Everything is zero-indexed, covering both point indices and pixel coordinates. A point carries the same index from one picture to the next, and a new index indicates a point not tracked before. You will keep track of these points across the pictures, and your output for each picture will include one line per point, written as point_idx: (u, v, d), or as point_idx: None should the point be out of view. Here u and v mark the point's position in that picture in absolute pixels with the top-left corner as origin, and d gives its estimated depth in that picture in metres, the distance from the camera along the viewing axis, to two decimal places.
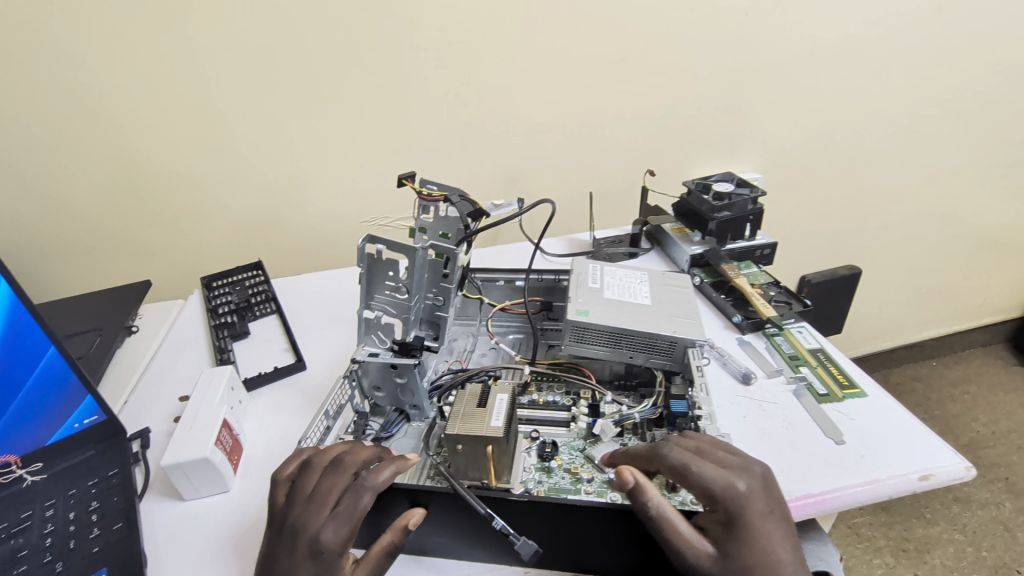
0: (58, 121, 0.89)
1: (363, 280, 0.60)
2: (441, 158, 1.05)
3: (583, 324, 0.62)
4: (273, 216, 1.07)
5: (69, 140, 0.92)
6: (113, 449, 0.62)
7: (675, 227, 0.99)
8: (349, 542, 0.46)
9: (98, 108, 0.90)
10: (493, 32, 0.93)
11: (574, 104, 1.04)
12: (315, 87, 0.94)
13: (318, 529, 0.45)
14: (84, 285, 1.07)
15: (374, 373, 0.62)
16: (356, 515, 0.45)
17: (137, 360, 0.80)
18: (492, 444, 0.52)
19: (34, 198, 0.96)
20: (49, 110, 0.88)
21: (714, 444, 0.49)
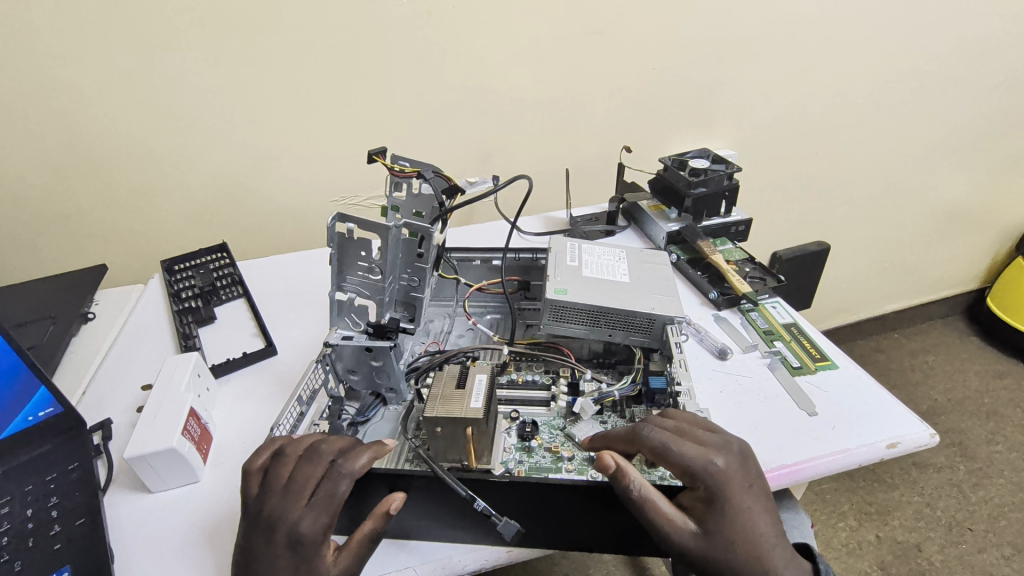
0: None
1: (334, 261, 0.58)
2: (413, 134, 1.02)
3: (561, 303, 0.61)
4: (237, 195, 1.02)
5: (9, 113, 0.85)
6: (73, 442, 0.59)
7: (652, 204, 0.98)
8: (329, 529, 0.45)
9: (40, 81, 0.83)
10: (464, 2, 0.90)
11: (550, 79, 1.02)
12: (278, 59, 0.89)
13: (296, 520, 0.44)
14: (33, 269, 1.01)
15: (349, 356, 0.60)
16: (335, 501, 0.44)
17: (95, 348, 0.76)
18: (472, 425, 0.51)
19: None
20: None
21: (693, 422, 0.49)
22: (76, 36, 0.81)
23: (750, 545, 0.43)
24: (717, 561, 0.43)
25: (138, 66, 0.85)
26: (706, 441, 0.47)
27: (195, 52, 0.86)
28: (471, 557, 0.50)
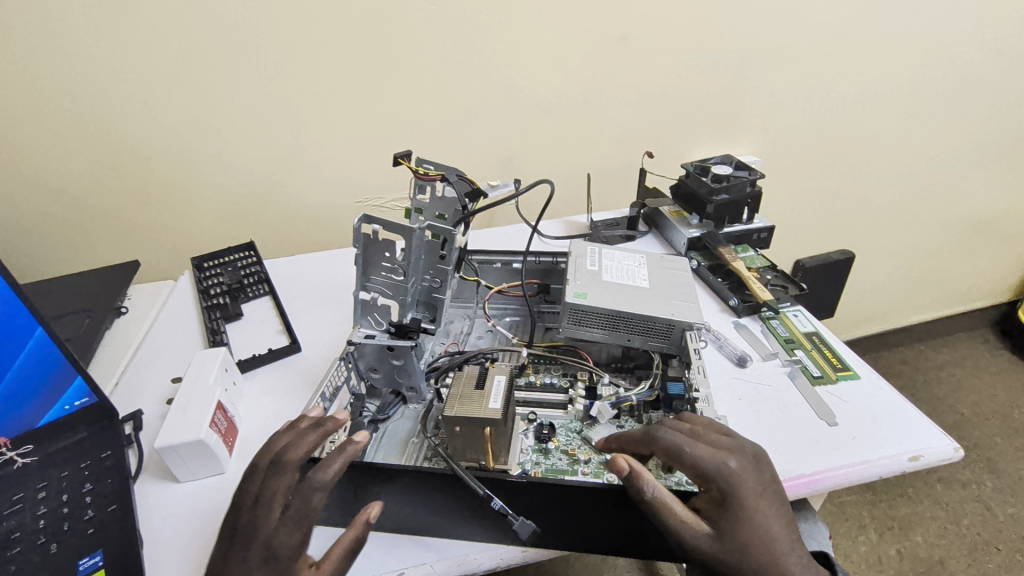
0: (41, 94, 0.86)
1: (359, 261, 0.59)
2: (437, 137, 1.04)
3: (582, 306, 0.62)
4: (265, 195, 1.05)
5: (52, 113, 0.89)
6: (105, 432, 0.61)
7: (673, 209, 0.98)
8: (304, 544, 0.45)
9: (81, 82, 0.87)
10: (490, 8, 0.91)
11: (573, 84, 1.02)
12: (307, 63, 0.91)
13: (270, 533, 0.44)
14: (69, 264, 1.05)
15: (371, 355, 0.61)
16: (308, 516, 0.44)
17: (128, 341, 0.79)
18: (491, 426, 0.52)
19: (19, 176, 0.93)
20: (31, 84, 0.85)
21: (708, 426, 0.49)
22: (116, 40, 0.84)
23: (765, 549, 0.43)
24: (731, 566, 0.43)
25: (174, 70, 0.88)
26: (717, 442, 0.47)
27: (227, 57, 0.88)
28: (488, 556, 0.50)
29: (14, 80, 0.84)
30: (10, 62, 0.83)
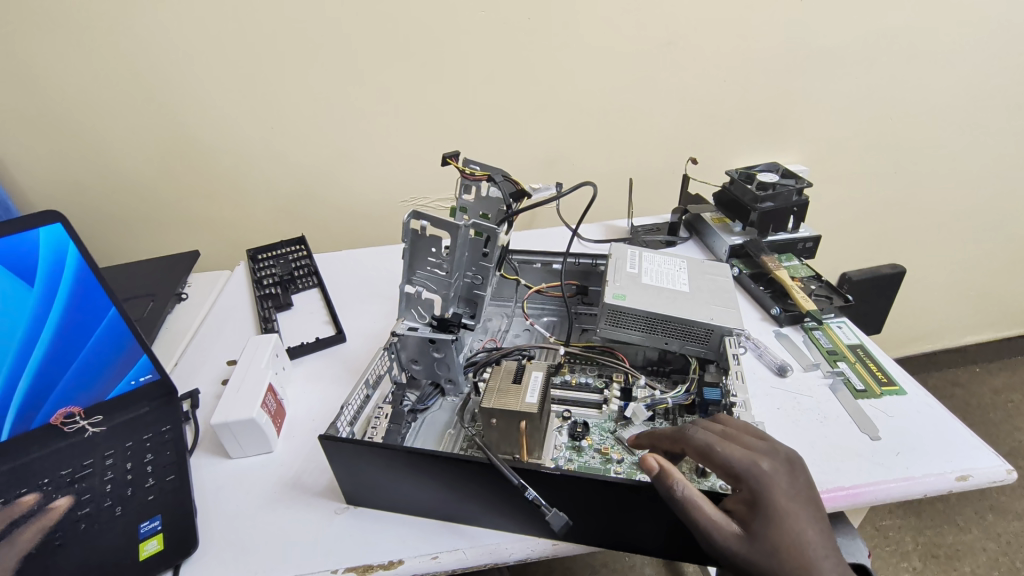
0: (119, 93, 0.93)
1: (406, 254, 0.61)
2: (482, 140, 1.06)
3: (620, 307, 0.62)
4: (316, 192, 1.10)
5: (128, 111, 0.95)
6: (166, 407, 0.66)
7: (715, 216, 0.98)
8: None
9: (154, 83, 0.93)
10: (539, 15, 0.93)
11: (618, 89, 1.03)
12: (361, 66, 0.95)
13: None
14: (136, 252, 1.13)
15: (413, 346, 0.64)
16: None
17: (187, 324, 0.84)
18: (527, 419, 0.53)
19: (96, 168, 1.00)
20: (110, 84, 0.92)
21: (741, 429, 0.49)
22: (188, 42, 0.90)
23: (799, 553, 0.42)
24: (759, 567, 0.43)
25: (238, 71, 0.94)
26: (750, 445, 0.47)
27: (288, 59, 0.93)
28: (517, 546, 0.52)
29: (96, 79, 0.91)
30: (94, 63, 0.90)
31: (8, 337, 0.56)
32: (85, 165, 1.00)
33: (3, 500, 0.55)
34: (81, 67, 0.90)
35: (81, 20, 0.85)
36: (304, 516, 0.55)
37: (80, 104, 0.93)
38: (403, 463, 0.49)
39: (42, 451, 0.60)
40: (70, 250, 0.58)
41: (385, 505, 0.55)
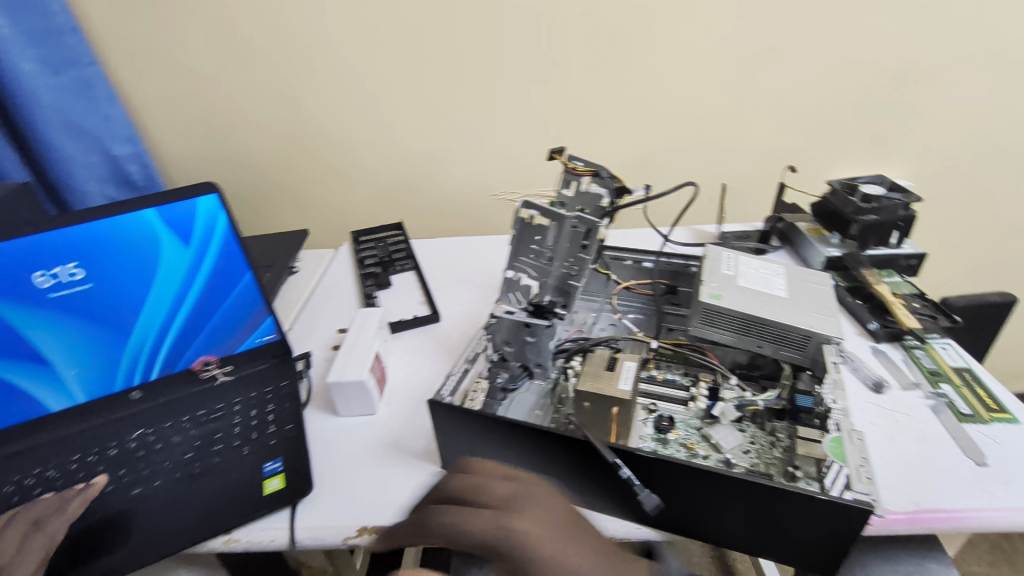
0: (250, 86, 1.03)
1: (513, 240, 0.65)
2: (574, 140, 1.09)
3: (715, 307, 0.63)
4: (415, 181, 1.16)
5: (258, 100, 1.05)
6: (284, 365, 0.72)
7: (811, 226, 0.95)
8: None
9: (280, 77, 1.02)
10: (640, 20, 0.95)
11: (718, 94, 1.03)
12: (465, 65, 1.01)
13: None
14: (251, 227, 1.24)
15: (507, 329, 0.69)
16: None
17: (300, 294, 0.93)
18: (618, 406, 0.59)
19: (225, 153, 1.12)
20: (244, 77, 1.02)
21: (465, 482, 0.40)
22: (316, 38, 0.98)
23: None
24: None
25: (354, 67, 1.01)
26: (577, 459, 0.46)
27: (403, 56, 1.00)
28: (601, 524, 0.55)
29: (235, 70, 1.01)
30: (232, 58, 1.00)
31: (168, 289, 0.65)
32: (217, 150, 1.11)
33: (155, 429, 0.64)
34: (221, 61, 1.00)
35: (225, 20, 0.95)
36: (405, 475, 0.60)
37: (220, 93, 1.04)
38: (501, 435, 0.53)
39: (187, 391, 0.68)
40: (221, 219, 0.65)
41: None
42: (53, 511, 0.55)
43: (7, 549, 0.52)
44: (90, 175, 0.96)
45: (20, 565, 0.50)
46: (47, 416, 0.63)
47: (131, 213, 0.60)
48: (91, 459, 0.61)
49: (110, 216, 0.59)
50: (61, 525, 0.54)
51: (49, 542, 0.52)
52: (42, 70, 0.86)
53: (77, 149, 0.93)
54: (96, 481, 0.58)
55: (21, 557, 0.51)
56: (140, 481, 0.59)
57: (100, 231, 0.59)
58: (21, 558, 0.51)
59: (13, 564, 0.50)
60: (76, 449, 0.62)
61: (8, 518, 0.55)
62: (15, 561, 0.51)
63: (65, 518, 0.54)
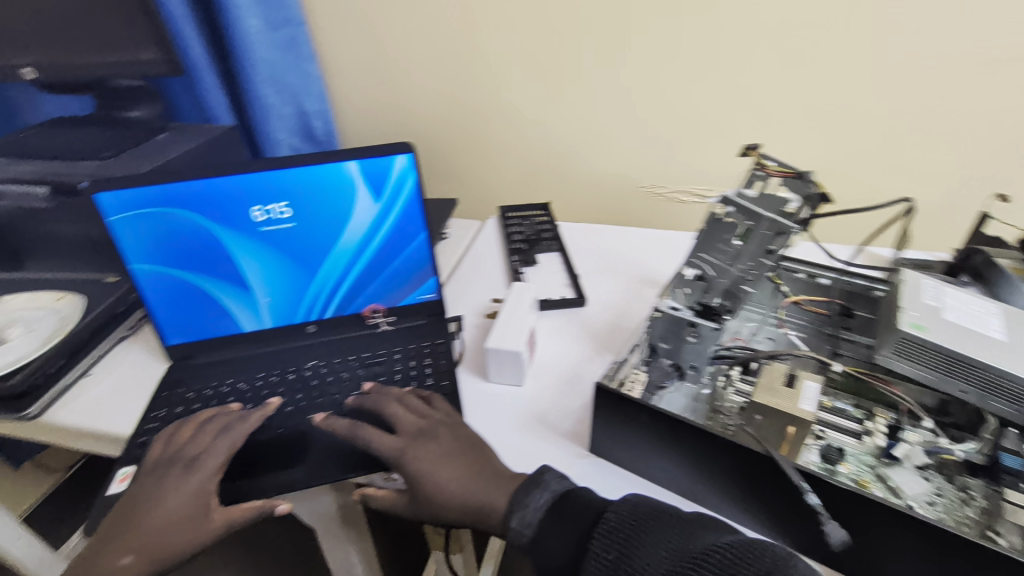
0: (434, 58, 1.14)
1: (701, 236, 0.67)
2: (736, 141, 1.07)
3: (917, 339, 0.57)
4: (568, 162, 1.20)
5: (440, 71, 1.15)
6: (439, 323, 0.76)
7: (1015, 267, 0.80)
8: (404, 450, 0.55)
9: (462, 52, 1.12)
10: (832, 21, 0.91)
11: (914, 103, 0.95)
12: (637, 54, 1.03)
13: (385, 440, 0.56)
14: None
15: (666, 325, 0.64)
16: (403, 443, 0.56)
17: (452, 259, 0.98)
18: (797, 426, 0.53)
19: (403, 120, 1.25)
20: (431, 50, 1.13)
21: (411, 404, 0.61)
22: (500, 19, 1.06)
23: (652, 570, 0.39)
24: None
25: (529, 48, 1.08)
26: (411, 407, 0.61)
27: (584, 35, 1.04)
28: None
29: (429, 39, 1.11)
30: (424, 32, 1.11)
31: (352, 239, 0.71)
32: (397, 115, 1.25)
33: (326, 362, 0.71)
34: (416, 35, 1.12)
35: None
36: (551, 452, 0.61)
37: (409, 61, 1.16)
38: (667, 433, 0.52)
39: (352, 333, 0.75)
40: (409, 184, 0.68)
41: (628, 466, 0.58)
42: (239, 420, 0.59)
43: (199, 443, 0.57)
44: (283, 126, 1.10)
45: (207, 460, 0.55)
46: (241, 335, 0.73)
47: (335, 164, 0.66)
48: (272, 378, 0.69)
49: (317, 164, 0.66)
50: (242, 433, 0.57)
51: (230, 446, 0.56)
52: (263, 27, 1.01)
53: (277, 100, 1.07)
54: (272, 404, 0.62)
55: (208, 453, 0.55)
56: (314, 407, 0.65)
57: (308, 177, 0.66)
58: (208, 453, 0.55)
59: (201, 456, 0.55)
60: (260, 367, 0.71)
61: (204, 419, 0.60)
62: (203, 454, 0.55)
63: (246, 427, 0.58)
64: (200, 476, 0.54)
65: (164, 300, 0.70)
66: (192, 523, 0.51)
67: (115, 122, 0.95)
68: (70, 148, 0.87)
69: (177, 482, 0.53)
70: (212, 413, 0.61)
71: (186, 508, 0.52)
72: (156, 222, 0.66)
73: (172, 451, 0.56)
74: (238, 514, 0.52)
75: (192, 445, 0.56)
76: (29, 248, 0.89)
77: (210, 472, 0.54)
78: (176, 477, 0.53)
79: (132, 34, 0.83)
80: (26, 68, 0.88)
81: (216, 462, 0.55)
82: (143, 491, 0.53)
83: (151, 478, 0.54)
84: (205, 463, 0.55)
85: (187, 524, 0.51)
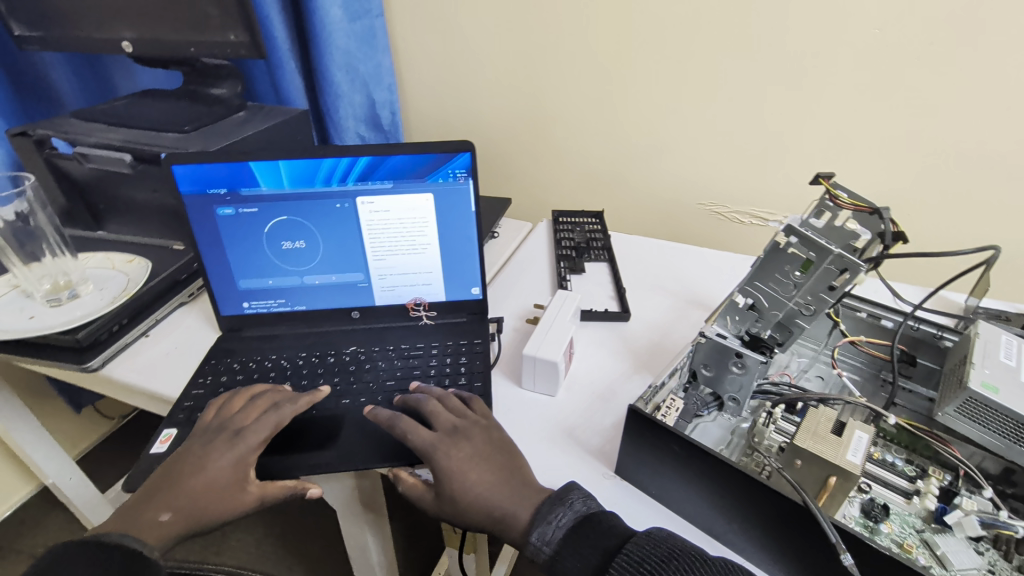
0: (506, 59, 1.16)
1: (758, 262, 0.60)
2: (801, 164, 1.06)
3: (986, 400, 0.53)
4: (629, 172, 1.21)
5: (510, 71, 1.18)
6: (479, 323, 0.77)
7: None
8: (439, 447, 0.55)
9: (534, 55, 1.14)
10: (917, 50, 0.89)
11: (1005, 144, 0.92)
12: (709, 69, 1.02)
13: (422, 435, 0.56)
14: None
15: (710, 351, 0.62)
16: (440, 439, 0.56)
17: (499, 258, 0.98)
18: (837, 475, 0.50)
19: (470, 116, 1.29)
20: (504, 51, 1.16)
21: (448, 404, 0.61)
22: (575, 25, 1.07)
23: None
24: None
25: (600, 56, 1.09)
26: (449, 407, 0.61)
27: (663, 47, 1.03)
28: None
29: (506, 38, 1.14)
30: (499, 33, 1.14)
31: (404, 232, 0.71)
32: (463, 111, 1.28)
33: (365, 349, 0.73)
34: (491, 36, 1.15)
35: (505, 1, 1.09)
36: (577, 468, 0.60)
37: (481, 60, 1.19)
38: (697, 468, 0.50)
39: (395, 323, 0.77)
40: (466, 182, 0.69)
41: (654, 493, 0.57)
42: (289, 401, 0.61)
43: (247, 415, 0.59)
44: (352, 113, 1.14)
45: (251, 433, 0.57)
46: (292, 313, 0.76)
47: (396, 156, 0.67)
48: (313, 359, 0.71)
49: (379, 156, 0.67)
50: (289, 414, 0.59)
51: (276, 424, 0.58)
52: (344, 16, 1.04)
53: (349, 88, 1.11)
54: (321, 391, 0.64)
55: (254, 427, 0.57)
56: (349, 393, 0.67)
57: (369, 167, 0.68)
58: (254, 426, 0.57)
59: (247, 428, 0.57)
60: (304, 347, 0.73)
61: (256, 394, 0.63)
62: (249, 427, 0.57)
63: (294, 408, 0.60)
64: (244, 447, 0.56)
65: (221, 273, 0.73)
66: (230, 492, 0.54)
67: (198, 98, 1.00)
68: (154, 120, 0.91)
69: (222, 449, 0.55)
70: (264, 389, 0.64)
71: (227, 476, 0.54)
72: (225, 196, 0.69)
73: (222, 419, 0.59)
74: (276, 491, 0.56)
75: (241, 417, 0.59)
76: (108, 209, 0.96)
77: (253, 446, 0.56)
78: (222, 444, 0.56)
79: (224, 16, 0.87)
80: (126, 41, 0.93)
81: (259, 438, 0.57)
82: (190, 453, 0.56)
83: (199, 442, 0.57)
84: (250, 436, 0.56)
85: (225, 492, 0.53)
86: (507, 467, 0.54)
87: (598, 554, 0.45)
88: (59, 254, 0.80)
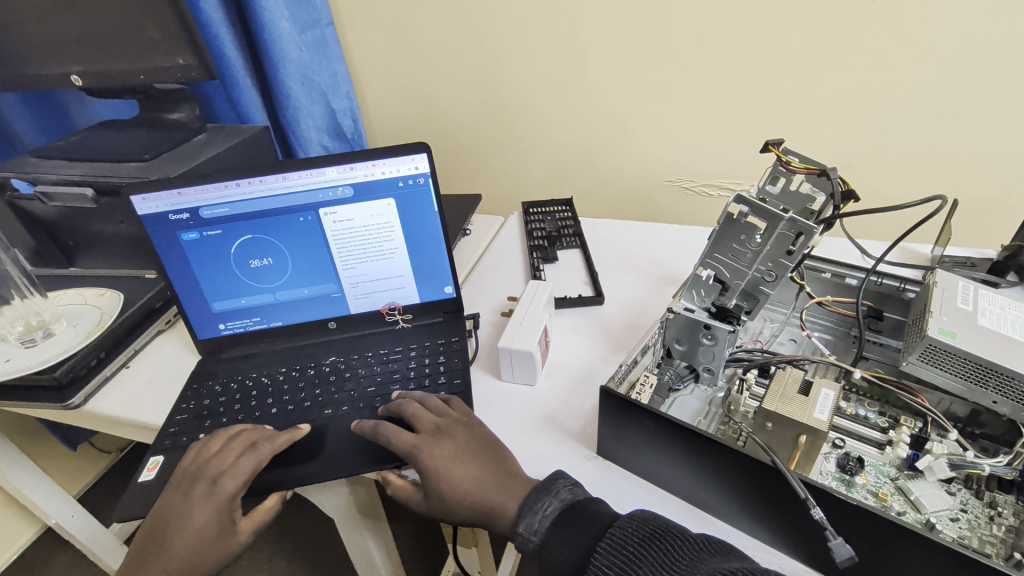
0: (461, 56, 1.17)
1: (714, 236, 0.61)
2: (761, 131, 1.07)
3: (944, 346, 0.55)
4: (595, 156, 1.22)
5: (466, 69, 1.18)
6: (455, 322, 0.78)
7: None
8: (417, 448, 0.55)
9: (486, 53, 1.14)
10: (858, 9, 0.90)
11: (954, 92, 0.94)
12: (660, 47, 1.03)
13: (401, 438, 0.57)
14: (445, 182, 1.41)
15: (681, 326, 0.63)
16: (419, 441, 0.56)
17: (473, 255, 0.99)
18: (808, 435, 0.51)
19: (432, 115, 1.29)
20: (457, 49, 1.16)
21: (432, 404, 0.62)
22: (523, 17, 1.07)
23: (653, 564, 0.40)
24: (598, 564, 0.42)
25: (551, 45, 1.09)
26: (431, 406, 0.62)
27: (615, 28, 1.04)
28: (762, 557, 0.51)
29: (459, 35, 1.14)
30: (451, 31, 1.14)
31: (369, 239, 0.72)
32: (426, 110, 1.29)
33: (344, 358, 0.74)
34: (443, 34, 1.15)
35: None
36: (560, 454, 0.61)
37: (437, 60, 1.19)
38: (670, 441, 0.51)
39: (371, 329, 0.78)
40: (425, 183, 0.70)
41: (635, 468, 0.58)
42: (265, 438, 0.60)
43: (224, 460, 0.57)
44: (313, 125, 1.14)
45: (230, 480, 0.55)
46: (269, 329, 0.76)
47: (354, 164, 0.68)
48: (294, 373, 0.72)
49: (338, 165, 0.67)
50: (267, 453, 0.58)
51: (254, 467, 0.57)
52: (293, 28, 1.04)
53: (307, 101, 1.11)
54: (301, 428, 0.62)
55: (231, 471, 0.56)
56: (331, 402, 0.67)
57: (327, 177, 0.68)
58: (232, 472, 0.56)
59: (224, 475, 0.56)
60: (284, 363, 0.74)
61: (229, 431, 0.61)
62: (226, 473, 0.56)
63: (272, 448, 0.59)
64: (225, 496, 0.55)
65: (193, 296, 0.73)
66: (220, 541, 0.54)
67: (155, 125, 0.99)
68: (113, 150, 0.90)
69: (203, 502, 0.54)
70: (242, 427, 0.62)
71: (213, 528, 0.54)
72: (188, 221, 0.69)
73: (196, 466, 0.57)
74: (262, 515, 0.56)
75: (216, 462, 0.57)
76: (77, 245, 0.95)
77: (232, 492, 0.55)
78: (202, 497, 0.54)
79: (169, 40, 0.86)
80: (75, 75, 0.93)
81: (238, 483, 0.55)
82: (170, 508, 0.54)
83: (177, 495, 0.55)
84: (229, 485, 0.55)
85: (216, 540, 0.54)
86: (493, 461, 0.54)
87: (584, 540, 0.44)
88: (28, 295, 0.80)
